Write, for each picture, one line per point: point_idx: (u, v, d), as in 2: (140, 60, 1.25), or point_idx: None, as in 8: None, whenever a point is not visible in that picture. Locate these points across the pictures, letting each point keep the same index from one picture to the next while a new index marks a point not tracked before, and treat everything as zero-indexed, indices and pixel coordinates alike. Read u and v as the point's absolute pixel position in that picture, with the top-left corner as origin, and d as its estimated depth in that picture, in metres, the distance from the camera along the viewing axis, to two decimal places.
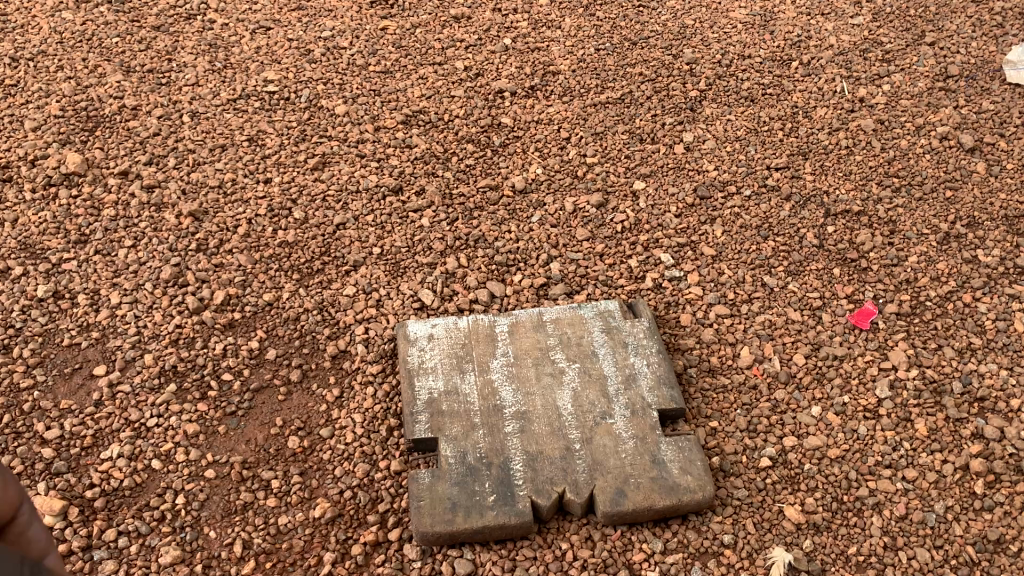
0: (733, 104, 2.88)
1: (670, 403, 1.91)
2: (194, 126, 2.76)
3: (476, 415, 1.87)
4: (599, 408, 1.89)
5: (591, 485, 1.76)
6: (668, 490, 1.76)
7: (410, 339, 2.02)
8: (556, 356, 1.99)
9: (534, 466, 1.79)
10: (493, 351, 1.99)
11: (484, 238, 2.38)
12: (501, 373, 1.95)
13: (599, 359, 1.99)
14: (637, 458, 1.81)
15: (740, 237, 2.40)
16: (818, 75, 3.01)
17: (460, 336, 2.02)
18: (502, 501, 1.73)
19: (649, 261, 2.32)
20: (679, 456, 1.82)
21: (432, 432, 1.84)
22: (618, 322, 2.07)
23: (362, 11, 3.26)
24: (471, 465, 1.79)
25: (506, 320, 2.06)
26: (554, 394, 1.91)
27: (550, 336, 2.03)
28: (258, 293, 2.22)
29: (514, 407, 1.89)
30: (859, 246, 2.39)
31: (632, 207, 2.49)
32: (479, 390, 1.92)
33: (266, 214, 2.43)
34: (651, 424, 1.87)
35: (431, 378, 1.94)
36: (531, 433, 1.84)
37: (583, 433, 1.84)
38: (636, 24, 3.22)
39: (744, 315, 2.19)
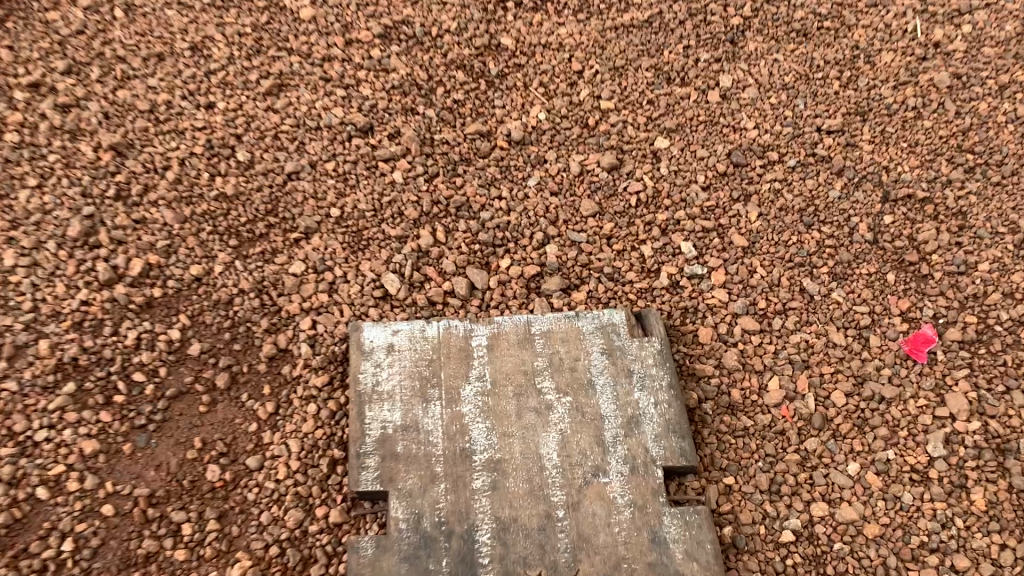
0: (782, 40, 2.37)
1: (682, 459, 1.56)
2: (126, 21, 2.24)
3: (437, 463, 1.51)
4: (592, 460, 1.53)
5: (573, 570, 1.42)
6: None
7: (364, 351, 1.63)
8: (543, 384, 1.61)
9: (506, 538, 1.45)
10: (465, 374, 1.61)
11: (468, 205, 1.94)
12: (474, 404, 1.58)
13: (596, 392, 1.61)
14: (635, 535, 1.47)
15: (779, 223, 1.97)
16: (886, 6, 2.47)
17: (427, 350, 1.64)
18: None
19: (665, 249, 1.91)
20: (686, 535, 1.48)
21: (382, 485, 1.49)
22: (623, 341, 1.68)
23: None
24: (426, 534, 1.45)
25: (484, 329, 1.67)
26: (536, 439, 1.55)
27: (538, 356, 1.64)
28: (184, 264, 1.81)
29: (486, 453, 1.53)
30: (920, 244, 1.97)
31: (651, 171, 2.04)
32: (444, 428, 1.55)
33: (204, 153, 1.98)
34: (655, 488, 1.52)
35: (386, 406, 1.57)
36: (505, 492, 1.49)
37: (569, 496, 1.49)
38: None
39: (776, 332, 1.80)
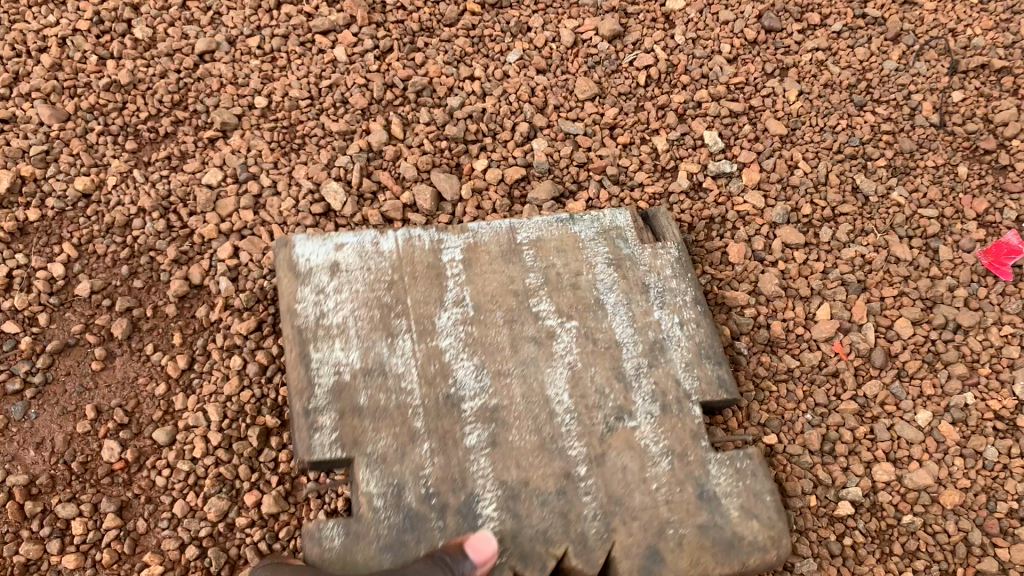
0: None
1: (721, 393, 1.22)
2: None
3: (412, 415, 1.11)
4: (613, 403, 1.16)
5: (608, 545, 1.06)
6: (728, 550, 1.08)
7: (298, 273, 1.20)
8: (540, 307, 1.22)
9: (517, 510, 1.07)
10: (439, 297, 1.20)
11: (431, 89, 1.53)
12: (455, 335, 1.17)
13: (608, 313, 1.23)
14: (679, 492, 1.11)
15: (824, 104, 1.57)
16: None
17: (385, 271, 1.22)
18: None
19: (683, 141, 1.51)
20: (739, 485, 1.14)
21: (343, 451, 1.08)
22: (632, 248, 1.31)
23: None
24: (411, 511, 1.05)
25: (457, 238, 1.26)
26: (540, 376, 1.16)
27: (530, 271, 1.25)
28: (66, 176, 1.39)
29: (477, 399, 1.13)
30: (1000, 126, 1.57)
31: (662, 40, 1.62)
32: (417, 367, 1.14)
33: (91, 30, 1.54)
34: (695, 431, 1.17)
35: (340, 344, 1.15)
36: (508, 448, 1.11)
37: (591, 449, 1.12)
38: None
39: (824, 245, 1.43)
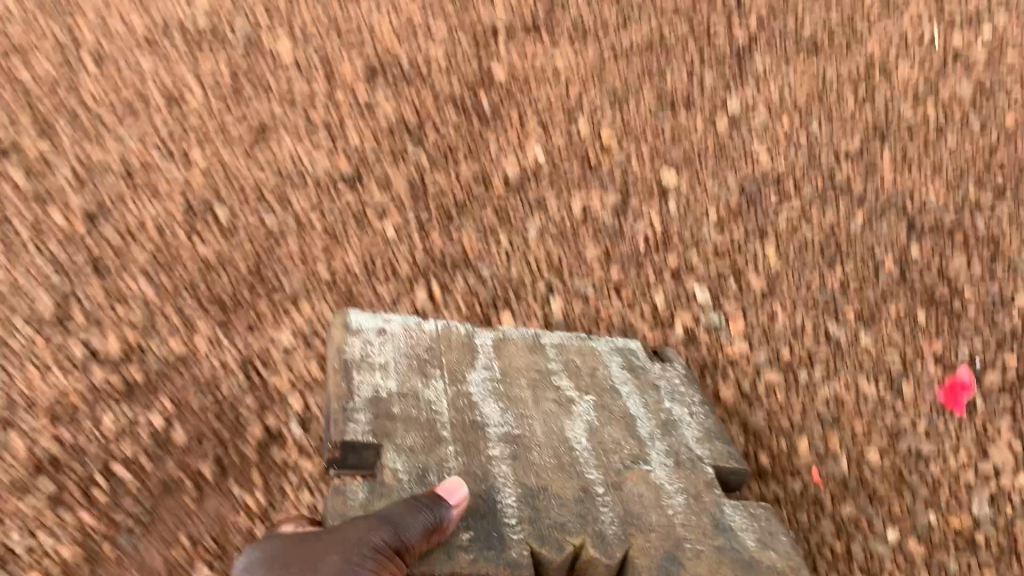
0: (794, 58, 2.24)
1: (730, 466, 1.41)
2: (97, 70, 1.96)
3: (444, 428, 1.28)
4: (627, 451, 1.35)
5: (626, 545, 1.21)
6: (743, 566, 1.23)
7: (350, 329, 1.38)
8: (560, 384, 1.44)
9: (536, 505, 1.22)
10: (472, 362, 1.41)
11: (465, 260, 1.82)
12: (484, 391, 1.37)
13: (622, 397, 1.45)
14: (693, 520, 1.28)
15: (798, 262, 1.85)
16: (902, 14, 2.37)
17: (426, 338, 1.42)
18: (489, 545, 1.14)
19: (679, 296, 1.78)
20: (750, 529, 1.30)
21: (375, 437, 1.23)
22: (644, 363, 1.55)
23: None
24: (436, 490, 1.19)
25: (487, 333, 1.49)
26: (559, 425, 1.35)
27: (551, 360, 1.48)
28: (164, 341, 1.64)
29: (504, 428, 1.32)
30: (952, 277, 1.85)
31: (659, 211, 1.91)
32: (451, 399, 1.33)
33: (184, 215, 1.81)
34: (707, 481, 1.35)
35: (379, 371, 1.33)
36: (531, 463, 1.28)
37: (607, 477, 1.30)
38: None
39: (803, 385, 1.67)
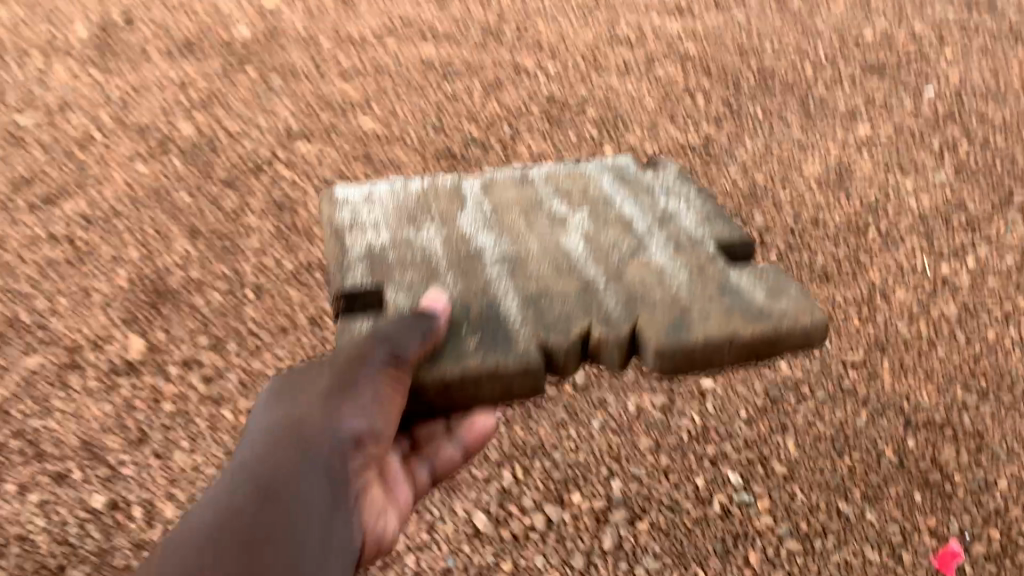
0: (809, 283, 2.74)
1: (722, 233, 1.90)
2: (257, 300, 2.69)
3: (443, 263, 1.83)
4: (624, 245, 1.88)
5: (631, 321, 1.69)
6: (750, 312, 1.67)
7: (338, 202, 1.96)
8: (551, 207, 2.00)
9: (542, 307, 1.72)
10: (462, 207, 1.99)
11: (541, 447, 2.29)
12: (478, 223, 1.94)
13: (614, 207, 2.00)
14: (699, 287, 1.75)
15: (814, 452, 2.30)
16: (897, 247, 2.89)
17: (414, 198, 2.00)
18: (495, 344, 1.64)
19: (716, 479, 2.25)
20: (755, 282, 1.76)
21: (375, 278, 1.78)
22: (631, 172, 2.13)
23: (429, 165, 3.15)
24: (456, 303, 1.72)
25: (478, 181, 2.07)
26: (555, 241, 1.89)
27: (540, 190, 2.06)
28: None
29: (500, 250, 1.87)
30: (944, 464, 2.29)
31: (699, 410, 2.37)
32: (449, 240, 1.89)
33: None
34: (709, 255, 1.84)
35: (375, 231, 1.89)
36: (527, 272, 1.81)
37: (608, 270, 1.81)
38: (704, 183, 3.08)
39: (818, 552, 2.15)
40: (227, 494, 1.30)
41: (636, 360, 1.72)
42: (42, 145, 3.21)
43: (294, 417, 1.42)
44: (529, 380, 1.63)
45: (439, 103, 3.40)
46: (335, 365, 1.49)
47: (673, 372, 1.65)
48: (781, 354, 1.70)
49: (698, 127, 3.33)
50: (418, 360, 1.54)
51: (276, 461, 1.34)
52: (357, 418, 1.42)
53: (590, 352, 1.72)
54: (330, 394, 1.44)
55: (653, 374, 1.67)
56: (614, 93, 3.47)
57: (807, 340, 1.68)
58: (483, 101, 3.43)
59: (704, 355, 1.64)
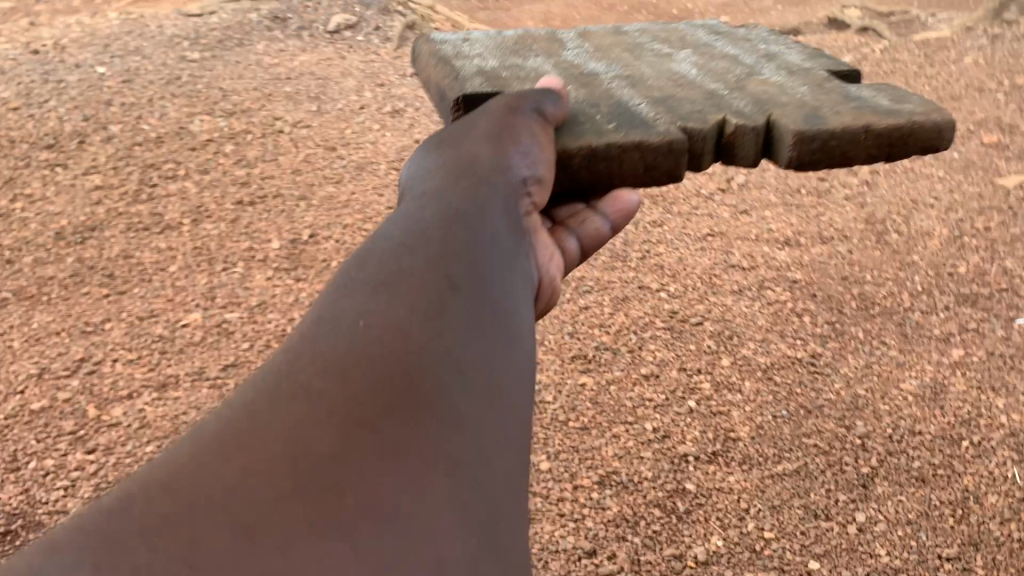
0: (906, 483, 3.16)
1: (832, 64, 2.62)
2: None
3: (564, 77, 2.45)
4: (730, 76, 2.53)
5: (763, 114, 2.27)
6: (870, 109, 2.26)
7: (438, 44, 2.63)
8: (650, 53, 2.70)
9: (670, 107, 2.30)
10: (564, 50, 2.68)
11: None
12: (586, 60, 2.61)
13: (702, 54, 2.70)
14: (821, 96, 2.37)
15: None
16: (989, 456, 3.25)
17: (514, 42, 2.69)
18: (642, 125, 2.18)
19: None
20: (880, 94, 2.40)
21: (497, 82, 2.37)
22: (701, 39, 2.85)
23: (564, 364, 3.66)
24: (588, 101, 2.29)
25: (568, 39, 2.78)
26: (661, 69, 2.57)
27: (636, 43, 2.78)
28: None
29: (618, 74, 2.50)
30: None
31: None
32: (558, 66, 2.54)
33: None
34: (824, 77, 2.52)
35: (479, 60, 2.52)
36: (646, 85, 2.43)
37: (722, 87, 2.44)
38: (811, 390, 3.51)
39: None
40: (410, 214, 1.50)
41: (769, 156, 2.26)
42: (245, 338, 4.06)
43: (462, 150, 1.73)
44: (672, 158, 2.13)
45: (573, 312, 3.93)
46: (492, 121, 1.82)
47: (812, 154, 2.20)
48: (911, 152, 2.26)
49: (806, 345, 3.74)
50: (553, 123, 2.03)
51: (461, 176, 1.63)
52: (523, 159, 1.77)
53: (726, 148, 2.25)
54: (491, 133, 1.78)
55: (788, 163, 2.21)
56: (731, 312, 3.92)
57: (930, 132, 2.24)
58: (613, 312, 3.94)
59: (840, 140, 2.19)
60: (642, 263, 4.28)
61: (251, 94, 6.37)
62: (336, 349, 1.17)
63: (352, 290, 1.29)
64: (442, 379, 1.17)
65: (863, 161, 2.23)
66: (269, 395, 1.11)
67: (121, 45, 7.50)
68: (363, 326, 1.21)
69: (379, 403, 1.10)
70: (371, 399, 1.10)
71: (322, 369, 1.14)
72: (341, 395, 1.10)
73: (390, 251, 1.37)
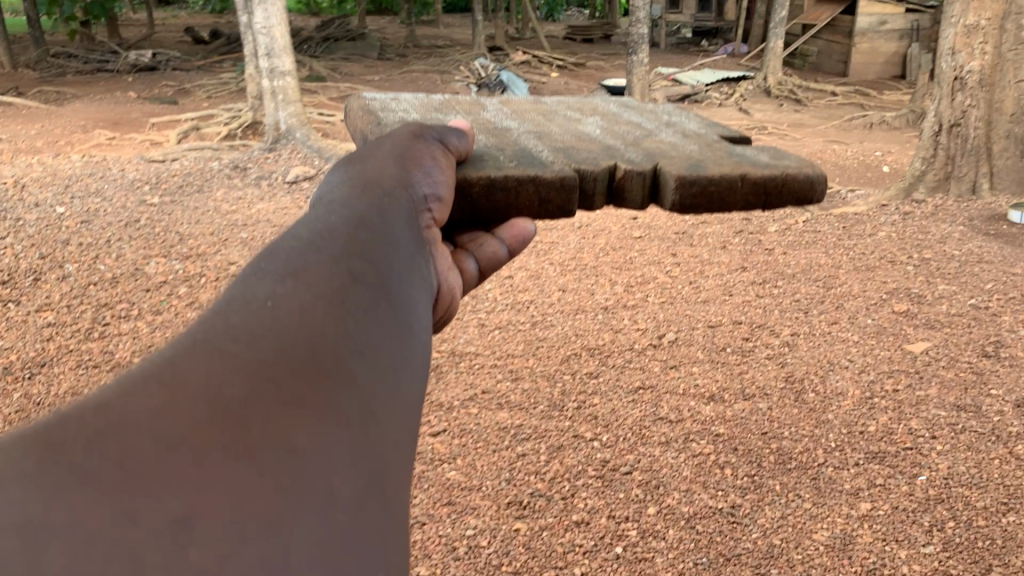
0: None
1: (724, 132, 3.00)
2: None
3: (479, 129, 2.81)
4: (631, 136, 2.92)
5: (652, 163, 2.54)
6: (751, 163, 2.58)
7: (371, 102, 3.03)
8: (564, 118, 3.13)
9: (570, 154, 2.60)
10: (485, 113, 3.10)
11: None
12: (503, 122, 3.00)
13: (614, 123, 3.13)
14: (708, 154, 2.69)
15: None
16: None
17: (442, 104, 3.12)
18: (540, 162, 2.44)
19: None
20: (759, 155, 2.72)
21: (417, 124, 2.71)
22: (614, 111, 3.33)
23: (500, 510, 3.87)
24: (497, 143, 2.61)
25: (492, 108, 3.23)
26: (571, 130, 2.97)
27: (554, 112, 3.23)
28: None
29: (530, 131, 2.88)
30: None
31: None
32: (476, 121, 2.93)
33: None
34: (714, 141, 2.87)
35: (403, 112, 2.90)
36: (552, 139, 2.78)
37: (622, 144, 2.79)
38: (731, 538, 3.68)
39: None
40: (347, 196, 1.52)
41: (657, 201, 2.51)
42: None
43: (367, 168, 1.73)
44: (565, 193, 2.35)
45: (511, 460, 4.19)
46: (397, 146, 1.87)
47: (692, 198, 2.45)
48: (784, 202, 2.55)
49: (727, 495, 3.92)
50: (457, 155, 2.16)
51: (369, 185, 1.61)
52: (426, 179, 1.83)
53: (618, 192, 2.51)
54: (397, 154, 1.82)
55: (671, 206, 2.46)
56: (658, 462, 4.16)
57: (803, 185, 2.54)
58: (548, 461, 4.18)
59: (718, 187, 2.46)
60: (578, 412, 4.57)
61: (207, 239, 6.66)
62: (244, 312, 1.09)
63: (263, 265, 1.21)
64: (350, 349, 1.13)
65: (740, 207, 2.49)
66: (178, 348, 1.00)
67: (81, 186, 7.85)
68: (275, 298, 1.13)
69: (289, 363, 1.04)
70: (279, 359, 1.04)
71: (232, 326, 1.05)
72: (252, 351, 1.03)
73: (303, 234, 1.31)
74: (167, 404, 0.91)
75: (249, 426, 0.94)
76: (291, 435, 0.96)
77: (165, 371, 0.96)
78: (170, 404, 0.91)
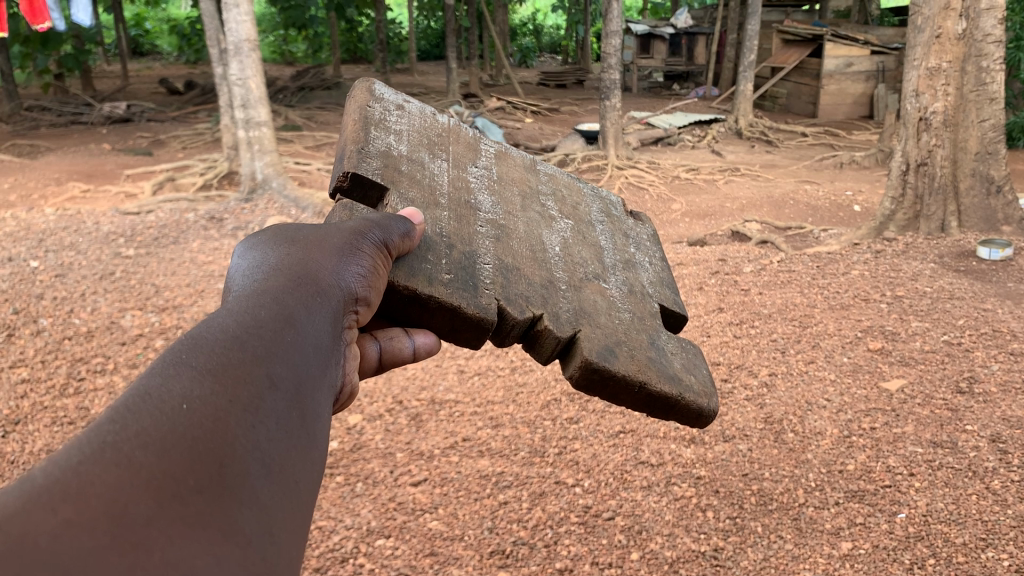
0: None
1: (669, 305, 2.66)
2: None
3: (444, 199, 2.33)
4: (590, 270, 2.54)
5: (572, 327, 2.19)
6: (665, 372, 2.26)
7: (374, 95, 2.56)
8: (543, 204, 2.71)
9: (509, 278, 2.19)
10: (474, 161, 2.67)
11: None
12: (482, 185, 2.54)
13: (593, 232, 2.76)
14: (632, 332, 2.37)
15: None
16: None
17: (435, 131, 2.67)
18: (470, 290, 2.00)
19: None
20: (677, 356, 2.44)
21: (385, 173, 2.22)
22: (601, 209, 2.97)
23: (483, 559, 3.83)
24: (447, 236, 2.16)
25: (491, 149, 2.83)
26: (540, 229, 2.54)
27: (542, 185, 2.83)
28: None
29: (493, 218, 2.41)
30: None
31: None
32: (451, 180, 2.45)
33: None
34: (652, 311, 2.56)
35: (393, 137, 2.44)
36: (508, 245, 2.33)
37: (571, 283, 2.40)
38: None
39: None
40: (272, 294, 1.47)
41: (562, 363, 2.20)
42: None
43: (310, 257, 1.69)
44: (482, 333, 1.99)
45: (494, 508, 4.17)
46: (341, 237, 1.78)
47: (589, 384, 2.14)
48: (672, 421, 2.28)
49: (710, 538, 3.91)
50: (401, 249, 1.90)
51: (297, 282, 1.56)
52: (362, 276, 1.73)
53: (534, 336, 2.16)
54: (340, 249, 1.74)
55: (570, 379, 2.15)
56: (640, 506, 4.15)
57: (696, 416, 2.27)
58: (531, 508, 4.17)
59: (620, 384, 2.15)
60: (559, 458, 4.58)
61: (184, 291, 6.66)
62: (153, 423, 1.03)
63: (175, 369, 1.15)
64: (255, 464, 1.09)
65: (627, 407, 2.21)
66: (81, 461, 0.93)
67: (56, 240, 7.83)
68: (187, 407, 1.08)
69: (195, 479, 0.99)
70: (185, 475, 0.99)
71: (139, 440, 0.99)
72: (159, 466, 0.97)
73: (218, 340, 1.25)
74: (77, 520, 0.85)
75: (150, 548, 0.88)
76: (194, 559, 0.91)
77: (70, 483, 0.89)
78: (72, 525, 0.84)
